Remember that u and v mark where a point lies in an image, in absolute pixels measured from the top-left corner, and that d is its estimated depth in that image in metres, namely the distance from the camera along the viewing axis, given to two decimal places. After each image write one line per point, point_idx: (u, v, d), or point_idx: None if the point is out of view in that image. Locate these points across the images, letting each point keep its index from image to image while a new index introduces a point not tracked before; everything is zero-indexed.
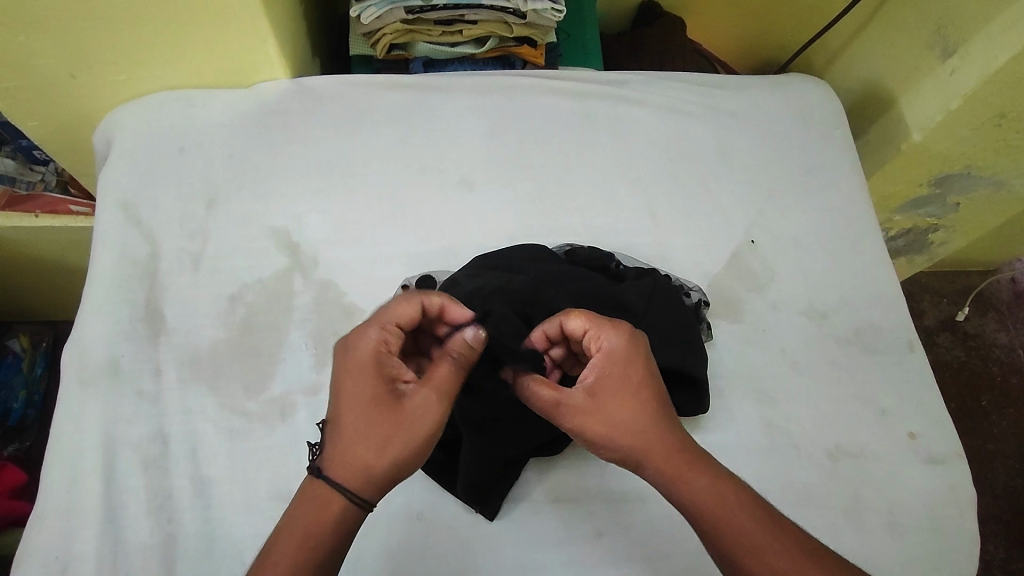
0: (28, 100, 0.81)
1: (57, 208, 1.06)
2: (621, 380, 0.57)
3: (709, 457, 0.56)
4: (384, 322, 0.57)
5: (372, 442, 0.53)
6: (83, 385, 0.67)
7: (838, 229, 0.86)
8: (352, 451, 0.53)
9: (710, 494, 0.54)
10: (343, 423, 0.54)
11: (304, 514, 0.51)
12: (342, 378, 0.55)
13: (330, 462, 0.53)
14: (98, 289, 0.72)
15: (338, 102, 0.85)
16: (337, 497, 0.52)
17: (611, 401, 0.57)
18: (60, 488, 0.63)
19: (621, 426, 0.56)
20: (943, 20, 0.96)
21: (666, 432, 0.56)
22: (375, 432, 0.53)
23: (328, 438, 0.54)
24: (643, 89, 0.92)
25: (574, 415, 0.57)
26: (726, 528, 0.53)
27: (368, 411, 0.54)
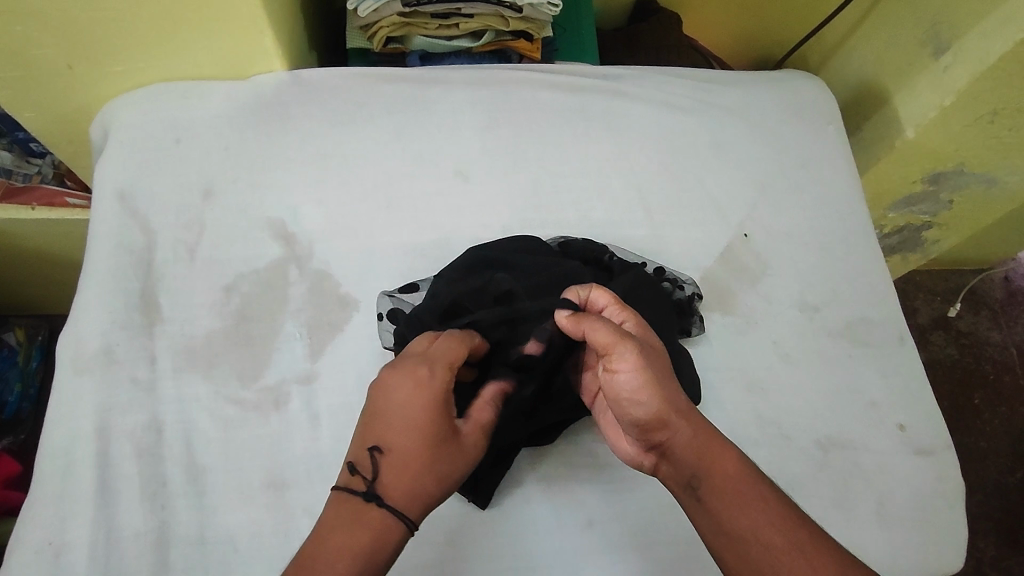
0: (25, 90, 0.82)
1: (53, 201, 1.06)
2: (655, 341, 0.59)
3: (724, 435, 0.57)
4: (443, 361, 0.55)
5: (442, 472, 0.53)
6: (79, 372, 0.68)
7: (830, 224, 0.87)
8: (413, 478, 0.51)
9: (732, 467, 0.54)
10: (410, 454, 0.52)
11: (361, 538, 0.49)
12: (405, 410, 0.53)
13: (392, 493, 0.51)
14: (94, 280, 0.73)
15: (334, 94, 0.86)
16: (402, 523, 0.51)
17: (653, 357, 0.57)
18: (55, 474, 0.64)
19: (662, 378, 0.56)
20: (936, 18, 0.96)
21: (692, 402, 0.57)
22: (444, 460, 0.53)
23: (384, 469, 0.51)
24: (638, 84, 0.92)
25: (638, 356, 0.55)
26: (747, 502, 0.52)
27: (439, 440, 0.53)
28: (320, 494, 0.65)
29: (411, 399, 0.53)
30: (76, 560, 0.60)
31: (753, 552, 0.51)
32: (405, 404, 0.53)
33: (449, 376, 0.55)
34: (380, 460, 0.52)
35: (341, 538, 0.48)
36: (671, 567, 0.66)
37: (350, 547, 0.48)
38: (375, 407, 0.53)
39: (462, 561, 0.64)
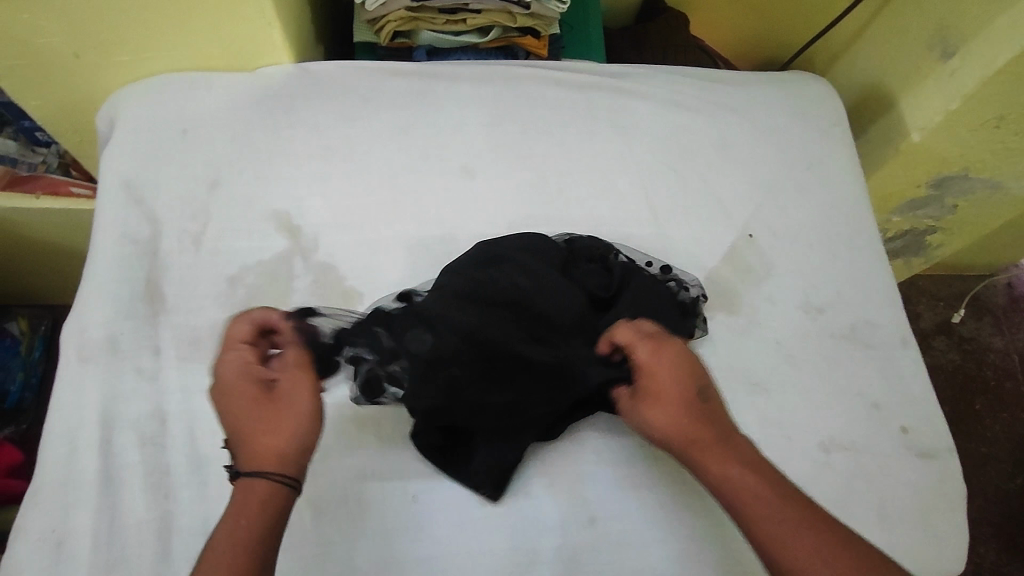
0: (31, 79, 0.82)
1: (58, 190, 1.06)
2: (670, 370, 0.58)
3: (734, 442, 0.56)
4: (233, 344, 0.58)
5: (274, 428, 0.53)
6: (83, 361, 0.68)
7: (835, 226, 0.87)
8: (253, 446, 0.53)
9: (725, 478, 0.55)
10: (238, 430, 0.54)
11: (241, 507, 0.50)
12: (220, 402, 0.55)
13: (248, 462, 0.52)
14: (99, 269, 0.73)
15: (340, 87, 0.86)
16: (260, 481, 0.51)
17: (651, 392, 0.58)
18: (58, 462, 0.64)
19: (657, 414, 0.58)
20: (944, 21, 0.96)
21: (702, 428, 0.56)
22: (268, 420, 0.54)
23: (238, 449, 0.53)
24: (645, 82, 0.92)
25: (678, 380, 0.57)
26: (739, 507, 0.54)
27: (254, 407, 0.54)
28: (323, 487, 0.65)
29: (231, 388, 0.55)
30: (79, 547, 0.60)
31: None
32: (228, 390, 0.55)
33: (243, 352, 0.57)
34: (232, 444, 0.54)
35: (225, 516, 0.50)
36: (672, 565, 0.66)
37: (234, 521, 0.50)
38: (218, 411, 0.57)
39: (463, 556, 0.64)
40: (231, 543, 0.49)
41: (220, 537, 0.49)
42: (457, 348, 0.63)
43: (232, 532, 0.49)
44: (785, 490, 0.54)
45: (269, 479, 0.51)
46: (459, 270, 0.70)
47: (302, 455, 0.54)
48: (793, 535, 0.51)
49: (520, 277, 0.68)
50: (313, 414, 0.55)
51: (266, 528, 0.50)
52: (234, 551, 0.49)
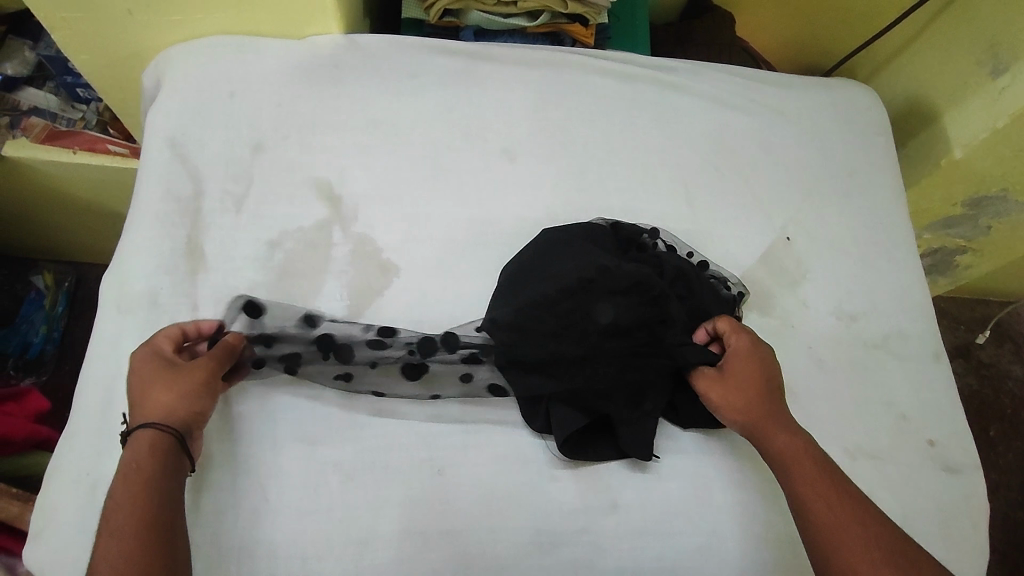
0: (84, 32, 0.83)
1: (95, 147, 1.07)
2: (751, 360, 0.68)
3: (794, 423, 0.66)
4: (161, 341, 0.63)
5: (164, 396, 0.59)
6: (122, 312, 0.69)
7: (873, 235, 0.86)
8: (145, 409, 0.59)
9: (789, 444, 0.63)
10: (136, 397, 0.60)
11: (133, 459, 0.56)
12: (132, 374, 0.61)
13: (143, 421, 0.58)
14: (141, 223, 0.74)
15: (387, 61, 0.86)
16: (148, 435, 0.57)
17: (735, 374, 0.68)
18: (94, 408, 0.65)
19: (737, 391, 0.66)
20: (997, 37, 0.95)
21: (767, 408, 0.66)
22: (159, 389, 0.60)
23: (133, 414, 0.59)
24: (691, 78, 0.92)
25: (756, 372, 0.68)
26: (794, 470, 0.62)
27: (154, 379, 0.60)
28: (351, 451, 0.66)
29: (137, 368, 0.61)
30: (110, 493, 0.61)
31: (818, 534, 0.58)
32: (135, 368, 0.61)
33: (163, 345, 0.63)
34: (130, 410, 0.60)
35: (121, 465, 0.56)
36: (692, 557, 0.66)
37: (128, 473, 0.55)
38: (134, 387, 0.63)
39: (485, 531, 0.64)
40: (129, 491, 0.54)
41: (118, 484, 0.55)
42: (573, 330, 0.67)
43: (130, 487, 0.54)
44: (834, 473, 0.62)
45: (161, 433, 0.57)
46: (556, 256, 0.72)
47: (194, 420, 0.60)
48: (837, 498, 0.60)
49: (590, 268, 0.68)
50: (212, 383, 0.62)
51: (159, 474, 0.56)
52: (132, 492, 0.54)
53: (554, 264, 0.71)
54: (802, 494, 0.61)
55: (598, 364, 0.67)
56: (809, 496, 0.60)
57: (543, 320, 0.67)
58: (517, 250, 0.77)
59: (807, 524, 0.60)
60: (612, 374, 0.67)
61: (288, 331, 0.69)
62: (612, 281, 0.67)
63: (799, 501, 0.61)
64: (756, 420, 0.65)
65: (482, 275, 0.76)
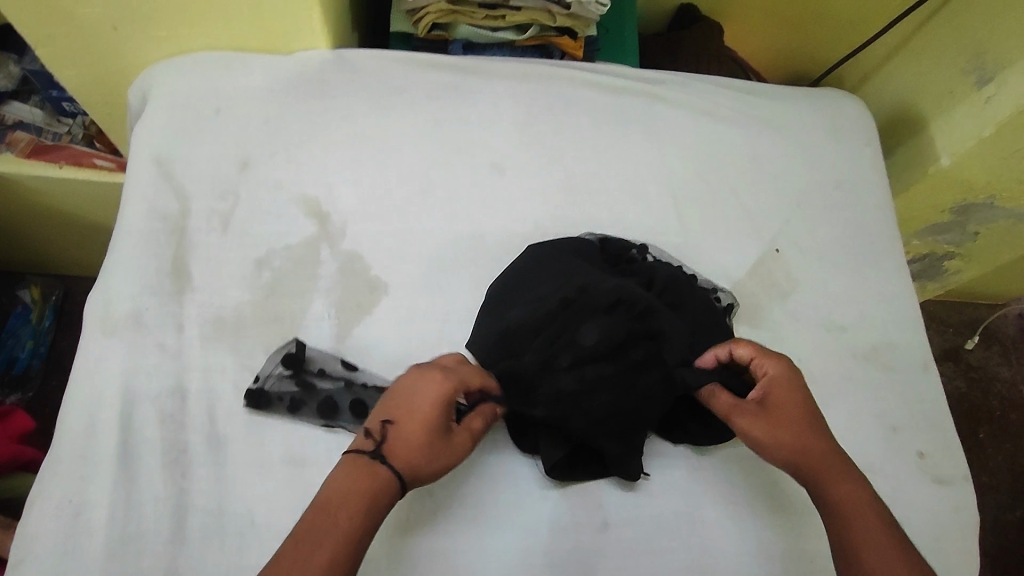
0: (68, 49, 0.82)
1: (82, 161, 1.05)
2: (791, 391, 0.63)
3: (856, 468, 0.60)
4: (466, 371, 0.61)
5: (431, 455, 0.56)
6: (106, 334, 0.68)
7: (862, 246, 0.87)
8: (411, 453, 0.55)
9: (851, 494, 0.57)
10: (415, 432, 0.56)
11: (379, 499, 0.52)
12: (423, 399, 0.57)
13: (401, 462, 0.54)
14: (126, 243, 0.73)
15: (376, 76, 0.86)
16: (396, 483, 0.54)
17: (779, 409, 0.62)
18: (78, 433, 0.64)
19: (783, 428, 0.61)
20: (982, 47, 0.96)
21: (820, 447, 0.60)
22: (439, 445, 0.57)
23: (392, 444, 0.55)
24: (679, 90, 0.92)
25: (797, 405, 0.62)
26: (855, 525, 0.55)
27: (440, 432, 0.57)
28: None
29: (422, 381, 0.58)
30: (93, 520, 0.60)
31: None
32: (416, 381, 0.58)
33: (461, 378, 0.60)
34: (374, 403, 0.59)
35: (359, 496, 0.52)
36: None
37: (366, 512, 0.51)
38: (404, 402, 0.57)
39: (476, 553, 0.63)
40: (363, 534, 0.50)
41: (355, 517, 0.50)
42: (553, 359, 0.66)
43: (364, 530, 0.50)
44: (897, 529, 0.55)
45: (388, 485, 0.53)
46: (540, 277, 0.72)
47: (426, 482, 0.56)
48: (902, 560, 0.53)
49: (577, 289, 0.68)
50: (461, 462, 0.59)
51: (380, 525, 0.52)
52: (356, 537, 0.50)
53: (542, 283, 0.71)
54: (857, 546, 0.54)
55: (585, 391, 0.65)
56: (867, 552, 0.53)
57: (520, 346, 0.68)
58: (507, 265, 0.77)
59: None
60: (598, 399, 0.66)
61: (327, 369, 0.70)
62: (598, 303, 0.67)
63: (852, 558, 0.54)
64: (805, 459, 0.60)
65: (471, 292, 0.76)
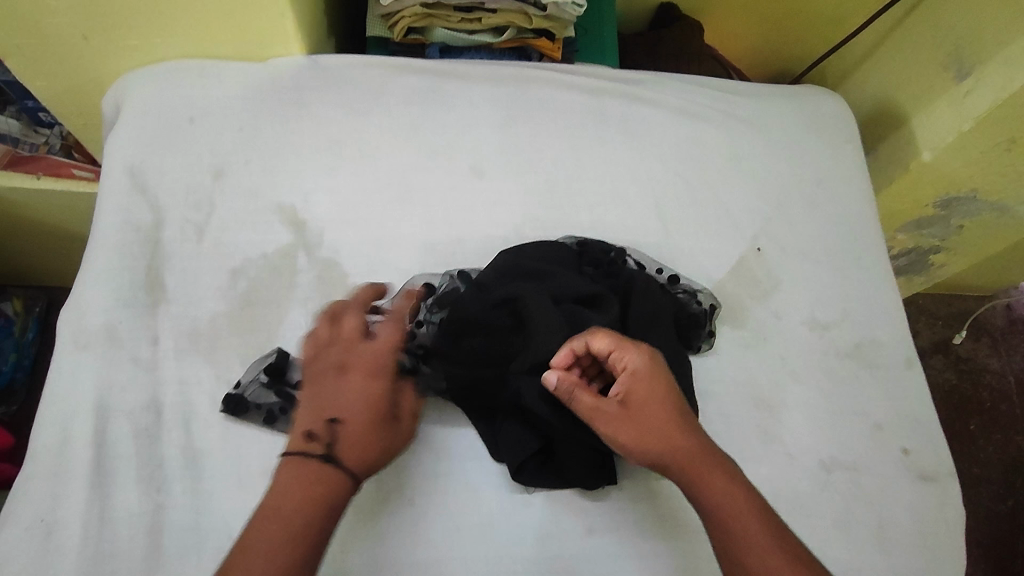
0: (37, 59, 0.80)
1: (60, 172, 1.04)
2: (649, 385, 0.60)
3: (724, 460, 0.60)
4: (389, 348, 0.64)
5: (377, 442, 0.60)
6: (79, 347, 0.67)
7: (843, 243, 0.87)
8: (363, 446, 0.59)
9: (726, 492, 0.57)
10: (361, 425, 0.60)
11: (334, 496, 0.56)
12: (359, 390, 0.61)
13: (348, 458, 0.58)
14: (99, 255, 0.72)
15: (352, 81, 0.85)
16: (353, 478, 0.58)
17: (642, 411, 0.59)
18: (50, 450, 0.63)
19: (649, 433, 0.59)
20: (960, 41, 0.96)
21: (684, 443, 0.59)
22: (383, 429, 0.61)
23: (340, 441, 0.59)
24: (659, 90, 0.92)
25: (654, 400, 0.60)
26: (733, 524, 0.56)
27: (384, 417, 0.61)
28: None
29: (363, 379, 0.62)
30: (67, 538, 0.59)
31: None
32: (353, 370, 0.62)
33: (386, 356, 0.64)
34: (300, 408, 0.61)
35: (314, 501, 0.55)
36: None
37: (323, 514, 0.55)
38: (348, 394, 0.61)
39: (458, 562, 0.63)
40: (320, 530, 0.54)
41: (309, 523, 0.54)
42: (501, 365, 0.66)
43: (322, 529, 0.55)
44: (767, 512, 0.57)
45: (344, 483, 0.57)
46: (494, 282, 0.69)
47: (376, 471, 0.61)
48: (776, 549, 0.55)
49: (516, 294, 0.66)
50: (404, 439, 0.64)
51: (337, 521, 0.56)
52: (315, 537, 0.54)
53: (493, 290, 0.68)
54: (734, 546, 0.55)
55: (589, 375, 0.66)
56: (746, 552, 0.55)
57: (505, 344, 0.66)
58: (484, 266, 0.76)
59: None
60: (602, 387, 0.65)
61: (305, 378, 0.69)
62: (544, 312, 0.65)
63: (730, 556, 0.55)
64: (672, 460, 0.59)
65: None
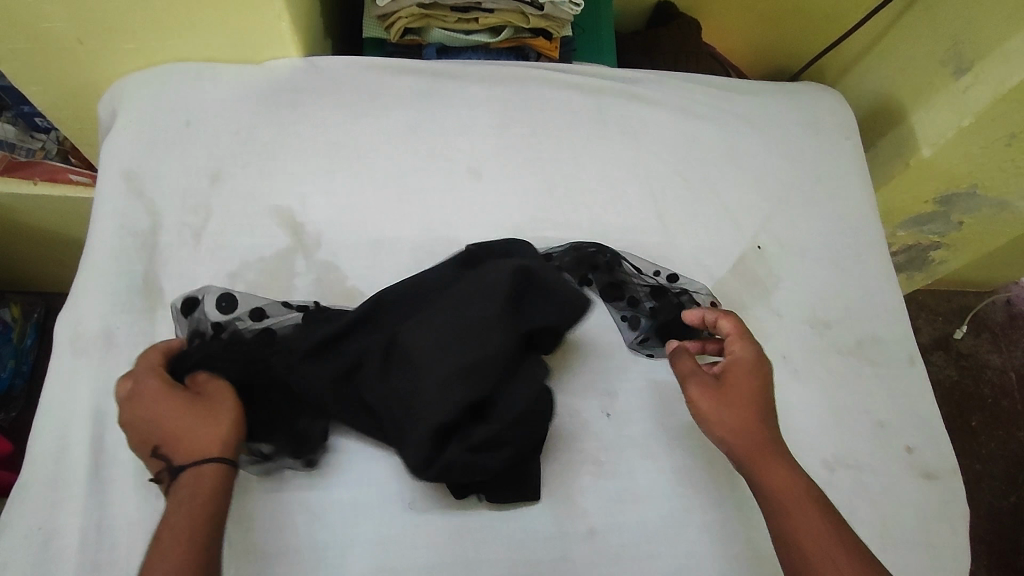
0: (33, 64, 0.80)
1: (56, 177, 1.03)
2: (747, 371, 0.65)
3: (790, 457, 0.61)
4: (150, 367, 0.60)
5: (202, 437, 0.56)
6: (76, 354, 0.67)
7: (843, 240, 0.86)
8: (191, 447, 0.56)
9: (785, 478, 0.59)
10: (173, 432, 0.56)
11: (193, 497, 0.53)
12: (150, 414, 0.57)
13: (183, 465, 0.55)
14: (95, 260, 0.71)
15: (349, 82, 0.85)
16: (204, 470, 0.54)
17: (732, 388, 0.64)
18: (48, 457, 0.62)
19: (730, 408, 0.63)
20: (958, 36, 0.95)
21: (759, 426, 0.62)
22: (199, 423, 0.57)
23: (173, 458, 0.56)
24: (656, 89, 0.91)
25: (749, 383, 0.64)
26: (789, 506, 0.57)
27: (187, 414, 0.57)
28: (318, 490, 0.63)
29: (144, 401, 0.58)
30: (65, 546, 0.59)
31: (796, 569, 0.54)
32: (133, 406, 0.58)
33: (150, 375, 0.59)
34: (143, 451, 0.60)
35: (172, 512, 0.52)
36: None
37: (187, 516, 0.52)
38: (150, 421, 0.57)
39: (460, 565, 0.62)
40: (188, 532, 0.51)
41: (171, 530, 0.51)
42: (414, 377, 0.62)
43: (192, 528, 0.51)
44: (826, 505, 0.58)
45: (194, 481, 0.54)
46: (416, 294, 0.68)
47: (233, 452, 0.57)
48: (833, 537, 0.55)
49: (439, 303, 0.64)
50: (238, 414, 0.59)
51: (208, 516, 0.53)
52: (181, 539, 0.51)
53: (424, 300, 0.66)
54: (790, 525, 0.56)
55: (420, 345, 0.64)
56: (798, 532, 0.56)
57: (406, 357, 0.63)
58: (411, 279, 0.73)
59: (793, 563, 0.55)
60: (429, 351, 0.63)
61: None
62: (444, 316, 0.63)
63: (784, 536, 0.56)
64: (742, 437, 0.61)
65: None
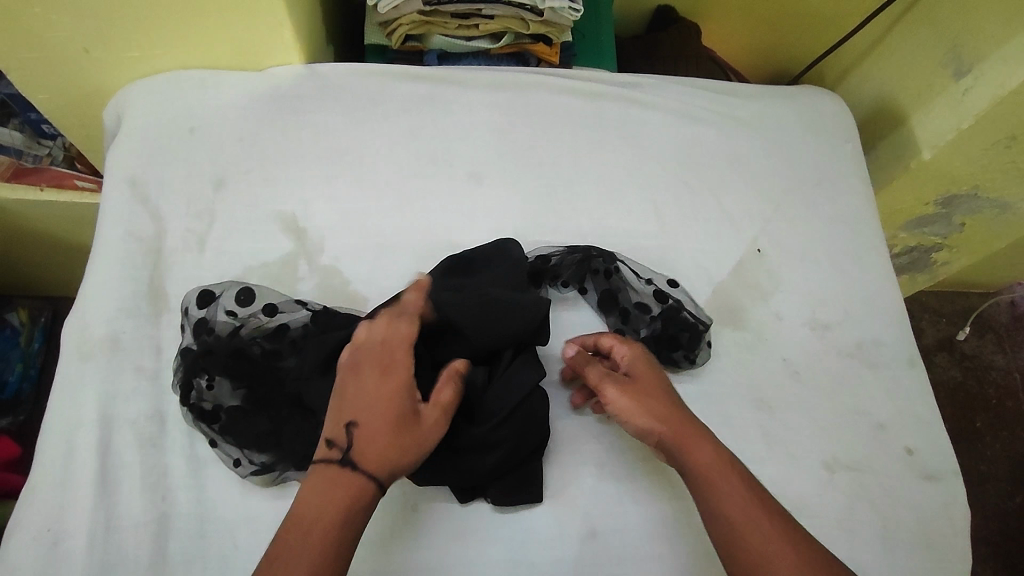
0: (38, 72, 0.81)
1: (63, 183, 1.04)
2: (645, 368, 0.66)
3: (710, 434, 0.62)
4: (402, 351, 0.59)
5: (395, 448, 0.56)
6: (83, 358, 0.67)
7: (843, 242, 0.87)
8: (380, 452, 0.55)
9: (705, 456, 0.60)
10: (381, 432, 0.56)
11: (355, 497, 0.54)
12: (371, 393, 0.57)
13: (366, 466, 0.55)
14: (101, 266, 0.72)
15: (351, 89, 0.85)
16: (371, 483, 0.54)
17: (641, 382, 0.64)
18: (56, 460, 0.63)
19: (646, 402, 0.63)
20: (958, 38, 0.95)
21: (679, 415, 0.63)
22: (405, 435, 0.56)
23: (359, 448, 0.55)
24: (656, 93, 0.92)
25: (654, 381, 0.65)
26: (714, 481, 0.58)
27: (403, 424, 0.56)
28: None
29: (382, 377, 0.58)
30: (73, 548, 0.60)
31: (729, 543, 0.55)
32: (370, 379, 0.57)
33: (406, 360, 0.59)
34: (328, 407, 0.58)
35: (332, 505, 0.53)
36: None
37: (342, 513, 0.53)
38: (370, 400, 0.57)
39: (462, 566, 0.63)
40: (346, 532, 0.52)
41: (328, 523, 0.52)
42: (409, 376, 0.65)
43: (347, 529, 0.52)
44: (742, 473, 0.60)
45: (358, 486, 0.54)
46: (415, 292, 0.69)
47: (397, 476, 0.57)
48: (759, 507, 0.57)
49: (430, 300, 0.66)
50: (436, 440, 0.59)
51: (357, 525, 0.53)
52: (341, 538, 0.52)
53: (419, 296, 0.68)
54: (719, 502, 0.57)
55: (439, 343, 0.66)
56: (725, 506, 0.57)
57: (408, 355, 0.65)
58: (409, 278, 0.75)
59: (730, 536, 0.56)
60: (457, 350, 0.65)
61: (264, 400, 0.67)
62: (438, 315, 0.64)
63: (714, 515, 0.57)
64: (658, 428, 0.62)
65: None
